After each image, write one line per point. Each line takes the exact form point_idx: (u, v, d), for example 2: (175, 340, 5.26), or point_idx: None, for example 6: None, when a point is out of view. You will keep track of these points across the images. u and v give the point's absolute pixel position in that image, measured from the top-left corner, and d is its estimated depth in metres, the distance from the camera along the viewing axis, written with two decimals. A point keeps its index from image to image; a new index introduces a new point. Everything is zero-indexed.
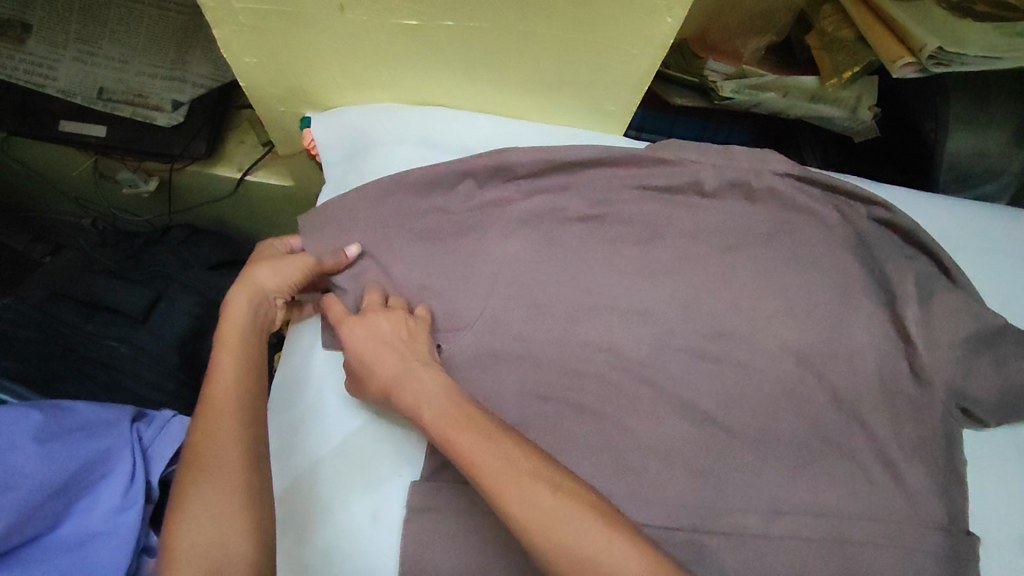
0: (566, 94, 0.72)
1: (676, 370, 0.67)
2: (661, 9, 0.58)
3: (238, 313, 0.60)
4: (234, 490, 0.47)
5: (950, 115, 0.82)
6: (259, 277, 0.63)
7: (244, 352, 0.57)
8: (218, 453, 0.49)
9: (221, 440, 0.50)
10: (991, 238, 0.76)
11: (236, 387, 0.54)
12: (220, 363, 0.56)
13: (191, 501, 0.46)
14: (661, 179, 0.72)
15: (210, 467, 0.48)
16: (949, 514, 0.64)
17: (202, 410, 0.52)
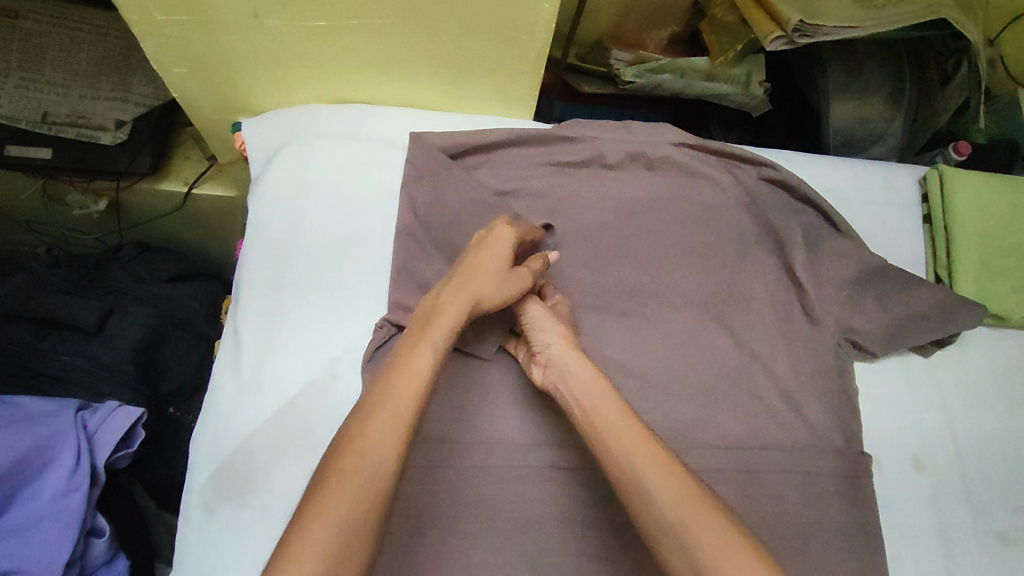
0: (473, 83, 0.78)
1: (588, 326, 0.73)
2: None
3: (454, 314, 0.57)
4: (365, 511, 0.44)
5: (830, 85, 0.91)
6: (488, 281, 0.61)
7: (439, 351, 0.54)
8: (367, 462, 0.46)
9: (374, 451, 0.47)
10: (870, 189, 0.85)
11: (410, 392, 0.50)
12: (416, 356, 0.52)
13: (319, 513, 0.43)
14: (566, 155, 0.79)
15: (367, 477, 0.45)
16: (843, 437, 0.71)
17: (377, 408, 0.49)
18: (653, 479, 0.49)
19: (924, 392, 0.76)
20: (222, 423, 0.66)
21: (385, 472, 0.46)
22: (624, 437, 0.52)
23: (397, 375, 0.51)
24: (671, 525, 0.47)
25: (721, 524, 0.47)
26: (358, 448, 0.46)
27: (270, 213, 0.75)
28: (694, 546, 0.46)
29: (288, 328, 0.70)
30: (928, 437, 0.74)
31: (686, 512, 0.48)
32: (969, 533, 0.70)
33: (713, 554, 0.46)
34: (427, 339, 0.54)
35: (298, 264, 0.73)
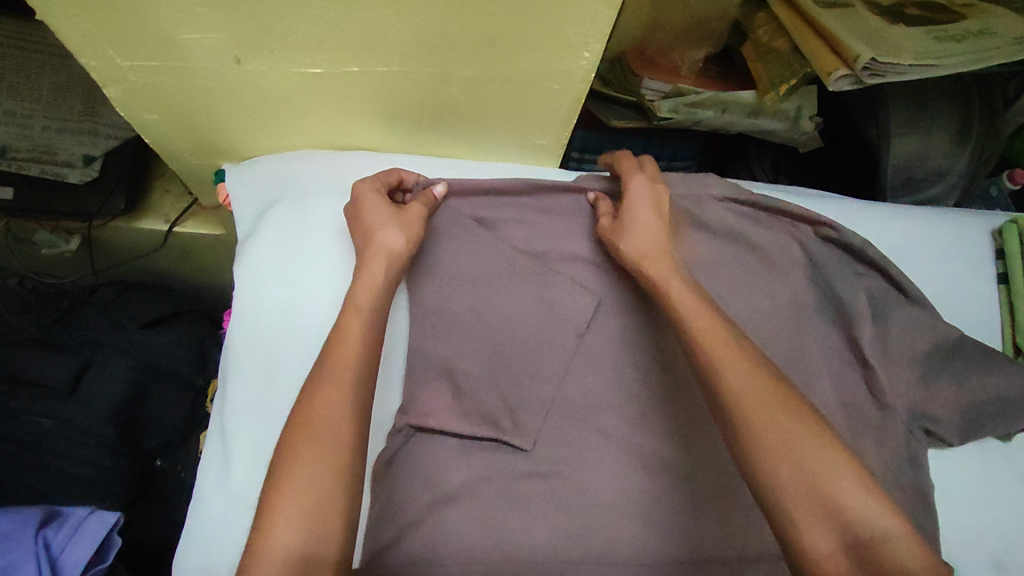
0: (492, 132, 0.68)
1: (631, 418, 0.63)
2: (578, 45, 0.55)
3: (374, 281, 0.56)
4: (326, 463, 0.46)
5: (891, 122, 0.80)
6: (389, 236, 0.58)
7: (374, 310, 0.55)
8: (325, 419, 0.48)
9: (326, 410, 0.48)
10: (940, 247, 0.75)
11: (346, 355, 0.51)
12: (348, 322, 0.53)
13: (286, 474, 0.45)
14: (599, 213, 0.69)
15: (319, 434, 0.47)
16: (923, 543, 0.61)
17: (319, 377, 0.50)
18: (765, 413, 0.47)
19: (1007, 485, 0.67)
20: (211, 543, 0.57)
21: (344, 426, 0.48)
22: (734, 369, 0.50)
23: (332, 343, 0.52)
24: (773, 473, 0.45)
25: (832, 466, 0.45)
26: (310, 415, 0.48)
27: (260, 286, 0.65)
28: (796, 470, 0.45)
29: (279, 427, 0.60)
30: (1014, 537, 0.65)
31: (786, 446, 0.46)
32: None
33: (821, 487, 0.44)
34: (355, 306, 0.55)
35: (291, 348, 0.62)
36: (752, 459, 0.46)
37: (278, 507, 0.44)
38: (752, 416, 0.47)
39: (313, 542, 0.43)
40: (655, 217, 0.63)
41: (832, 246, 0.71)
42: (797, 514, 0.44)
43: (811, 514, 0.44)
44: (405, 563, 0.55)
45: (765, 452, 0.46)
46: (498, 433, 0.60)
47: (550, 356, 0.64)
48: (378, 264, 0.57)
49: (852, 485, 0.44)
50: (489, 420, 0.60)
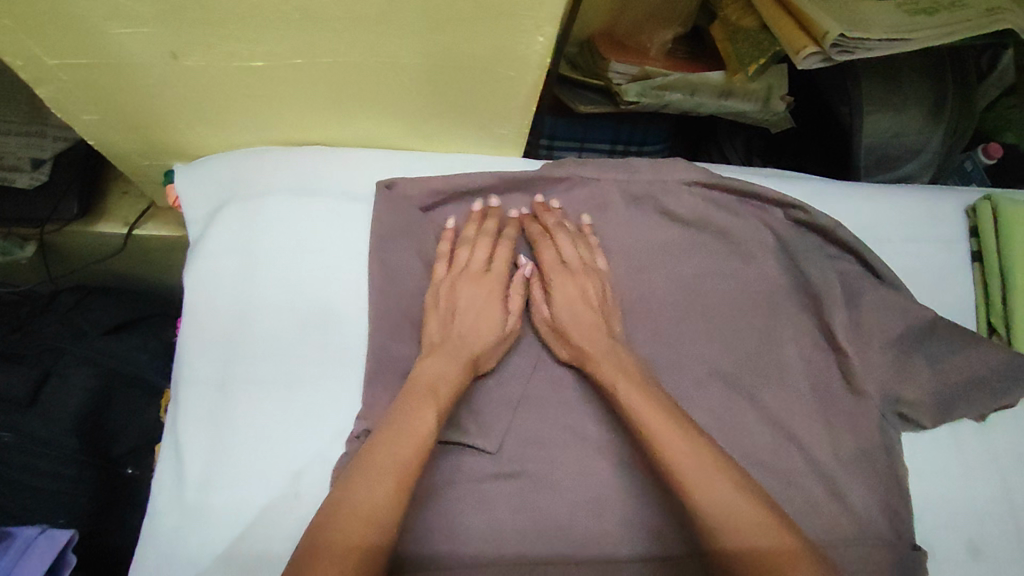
0: (450, 122, 0.65)
1: (601, 412, 0.61)
2: (530, 30, 0.52)
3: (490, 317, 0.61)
4: (364, 560, 0.44)
5: (863, 96, 0.78)
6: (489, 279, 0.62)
7: (442, 410, 0.54)
8: (357, 502, 0.46)
9: (364, 496, 0.47)
10: (911, 223, 0.74)
11: (403, 447, 0.49)
12: (419, 420, 0.52)
13: (319, 567, 0.43)
14: (564, 204, 0.67)
15: (349, 516, 0.46)
16: (894, 527, 0.61)
17: (366, 457, 0.49)
18: (669, 440, 0.52)
19: (985, 465, 0.66)
20: (164, 559, 0.54)
21: (384, 518, 0.46)
22: (642, 411, 0.54)
23: (395, 431, 0.51)
24: (685, 484, 0.50)
25: (736, 488, 0.50)
26: (353, 507, 0.46)
27: (211, 291, 0.63)
28: (717, 495, 0.49)
29: (236, 436, 0.57)
30: (988, 518, 0.64)
31: (698, 470, 0.50)
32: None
33: (721, 508, 0.49)
34: (429, 405, 0.53)
35: (244, 355, 0.60)
36: (664, 470, 0.51)
37: None
38: (660, 443, 0.52)
39: None
40: (582, 310, 0.62)
41: (805, 229, 0.70)
42: (722, 535, 0.48)
43: (734, 531, 0.48)
44: None
45: (703, 496, 0.49)
46: (460, 435, 0.58)
47: (515, 354, 0.62)
48: (454, 373, 0.56)
49: (741, 499, 0.49)
50: (452, 422, 0.59)
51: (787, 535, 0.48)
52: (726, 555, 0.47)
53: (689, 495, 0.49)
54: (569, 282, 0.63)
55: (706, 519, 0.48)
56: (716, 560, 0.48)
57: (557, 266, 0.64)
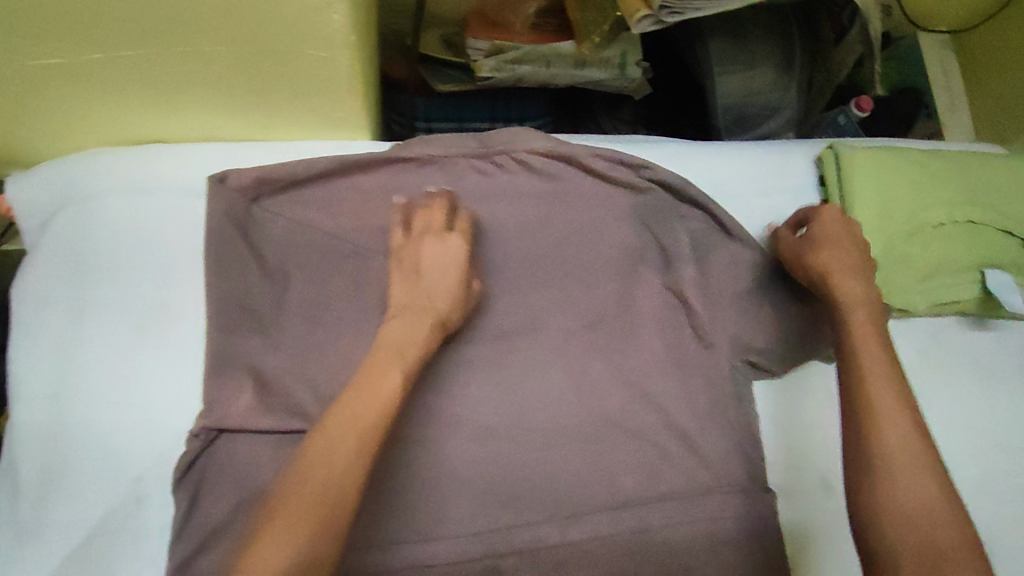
0: (281, 110, 0.63)
1: (452, 387, 0.63)
2: (321, 7, 0.51)
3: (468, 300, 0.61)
4: (311, 531, 0.41)
5: (713, 57, 0.81)
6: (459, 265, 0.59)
7: (411, 369, 0.51)
8: (318, 475, 0.43)
9: (324, 461, 0.44)
10: (762, 177, 0.76)
11: (365, 412, 0.46)
12: (385, 377, 0.49)
13: (268, 538, 0.40)
14: (411, 184, 0.67)
15: (298, 490, 0.42)
16: (746, 472, 0.64)
17: (332, 419, 0.46)
18: (883, 394, 0.51)
19: (837, 405, 0.68)
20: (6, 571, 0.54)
21: (344, 484, 0.43)
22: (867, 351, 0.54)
23: (358, 390, 0.48)
24: (872, 458, 0.49)
25: (920, 463, 0.48)
26: (306, 477, 0.43)
27: (40, 298, 0.61)
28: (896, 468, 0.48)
29: (73, 446, 0.56)
30: (844, 458, 0.67)
31: (889, 405, 0.50)
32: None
33: (904, 478, 0.48)
34: (394, 367, 0.50)
35: (78, 363, 0.58)
36: (862, 407, 0.51)
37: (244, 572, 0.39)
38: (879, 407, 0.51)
39: None
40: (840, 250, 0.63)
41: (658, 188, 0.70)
42: (886, 514, 0.47)
43: (894, 510, 0.47)
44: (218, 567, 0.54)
45: (891, 451, 0.49)
46: (308, 424, 0.59)
47: (366, 338, 0.62)
48: (422, 333, 0.54)
49: (912, 462, 0.48)
50: (300, 412, 0.59)
51: (945, 503, 0.47)
52: (887, 529, 0.47)
53: (885, 463, 0.48)
54: (854, 275, 0.60)
55: (889, 488, 0.48)
56: (877, 531, 0.47)
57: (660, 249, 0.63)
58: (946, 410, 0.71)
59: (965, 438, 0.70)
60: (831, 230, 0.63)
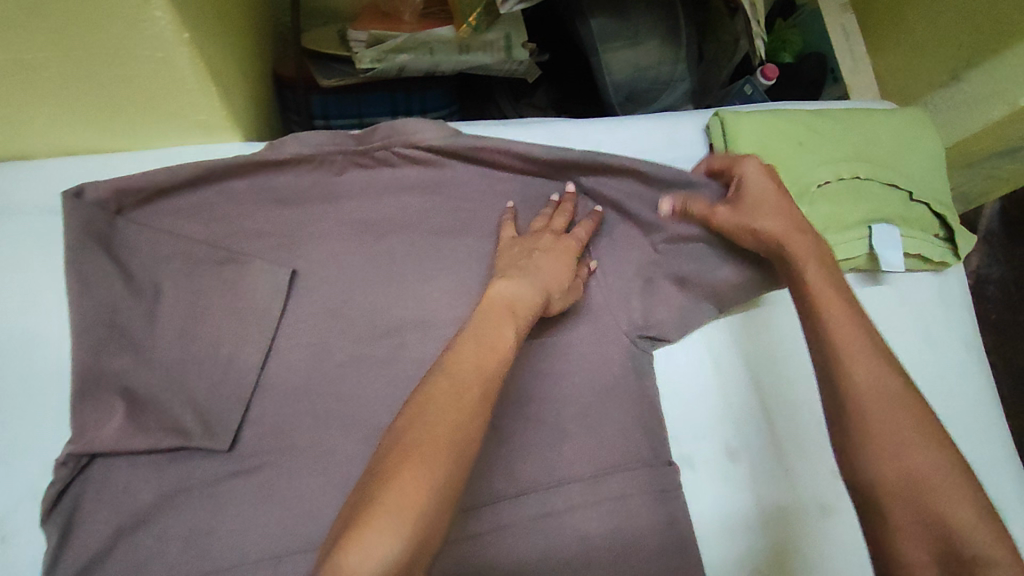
0: (136, 116, 0.60)
1: (341, 387, 0.62)
2: (139, 5, 0.47)
3: (564, 268, 0.61)
4: (463, 457, 0.41)
5: (596, 36, 0.80)
6: (556, 262, 0.61)
7: (520, 327, 0.52)
8: (461, 422, 0.42)
9: (452, 409, 0.42)
10: (653, 149, 0.76)
11: (485, 358, 0.46)
12: (501, 334, 0.49)
13: (406, 472, 0.39)
14: (281, 183, 0.64)
15: (450, 433, 0.41)
16: (648, 445, 0.65)
17: (456, 363, 0.45)
18: (849, 337, 0.51)
19: (735, 382, 0.70)
20: None
21: (472, 425, 0.42)
22: (829, 301, 0.54)
23: (481, 340, 0.47)
24: (849, 396, 0.49)
25: (902, 401, 0.48)
26: (438, 409, 0.42)
27: None
28: (875, 403, 0.48)
29: None
30: (749, 434, 0.68)
31: (871, 368, 0.50)
32: (800, 530, 0.66)
33: (885, 416, 0.48)
34: (507, 323, 0.50)
35: None
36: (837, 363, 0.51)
37: (360, 541, 0.36)
38: (846, 344, 0.51)
39: None
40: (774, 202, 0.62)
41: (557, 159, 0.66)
42: (881, 454, 0.47)
43: (887, 445, 0.47)
44: None
45: (875, 406, 0.48)
46: (186, 440, 0.56)
47: (247, 345, 0.60)
48: (533, 296, 0.55)
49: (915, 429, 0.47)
50: (176, 428, 0.57)
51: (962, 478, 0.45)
52: (881, 467, 0.47)
53: (858, 403, 0.49)
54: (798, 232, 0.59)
55: (865, 422, 0.48)
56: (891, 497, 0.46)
57: (569, 237, 0.65)
58: None
59: None
60: (754, 184, 0.61)
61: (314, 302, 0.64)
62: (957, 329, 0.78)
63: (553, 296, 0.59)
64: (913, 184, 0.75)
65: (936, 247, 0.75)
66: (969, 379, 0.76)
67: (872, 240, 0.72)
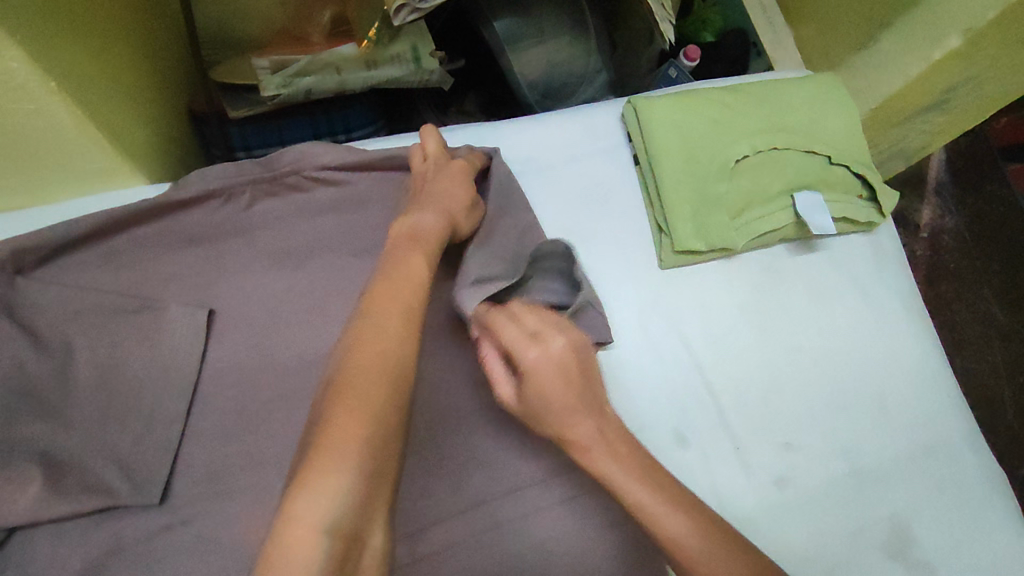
0: (26, 169, 0.59)
1: (273, 422, 0.60)
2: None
3: (458, 187, 0.61)
4: (402, 381, 0.38)
5: (502, 38, 0.81)
6: (450, 184, 0.61)
7: (433, 250, 0.50)
8: (387, 347, 0.39)
9: (380, 339, 0.39)
10: (572, 144, 0.76)
11: (405, 288, 0.43)
12: (412, 258, 0.47)
13: (344, 408, 0.36)
14: (189, 222, 0.63)
15: (382, 358, 0.38)
16: None
17: (376, 296, 0.42)
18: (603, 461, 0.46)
19: (684, 369, 0.69)
20: None
21: (407, 355, 0.39)
22: (550, 390, 0.46)
23: (399, 269, 0.45)
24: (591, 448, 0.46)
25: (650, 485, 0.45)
26: (361, 339, 0.39)
27: None
28: (641, 496, 0.45)
29: None
30: (700, 423, 0.68)
31: (588, 434, 0.46)
32: (753, 526, 0.65)
33: (635, 492, 0.45)
34: (419, 249, 0.49)
35: None
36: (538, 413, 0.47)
37: (307, 503, 0.33)
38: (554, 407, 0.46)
39: (326, 534, 0.33)
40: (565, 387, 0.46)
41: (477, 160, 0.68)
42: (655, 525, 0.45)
43: (648, 510, 0.45)
44: None
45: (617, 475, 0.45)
46: (113, 499, 0.54)
47: (169, 391, 0.59)
48: (436, 224, 0.54)
49: (664, 512, 0.45)
50: (100, 488, 0.54)
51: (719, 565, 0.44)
52: (666, 536, 0.44)
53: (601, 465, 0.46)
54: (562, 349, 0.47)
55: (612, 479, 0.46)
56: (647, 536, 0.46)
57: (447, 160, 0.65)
58: (785, 347, 0.73)
59: (798, 364, 0.72)
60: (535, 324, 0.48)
61: (237, 337, 0.62)
62: (894, 285, 0.78)
63: (458, 218, 0.59)
64: (831, 148, 0.76)
65: (863, 208, 0.77)
66: (911, 337, 0.76)
67: (798, 207, 0.73)
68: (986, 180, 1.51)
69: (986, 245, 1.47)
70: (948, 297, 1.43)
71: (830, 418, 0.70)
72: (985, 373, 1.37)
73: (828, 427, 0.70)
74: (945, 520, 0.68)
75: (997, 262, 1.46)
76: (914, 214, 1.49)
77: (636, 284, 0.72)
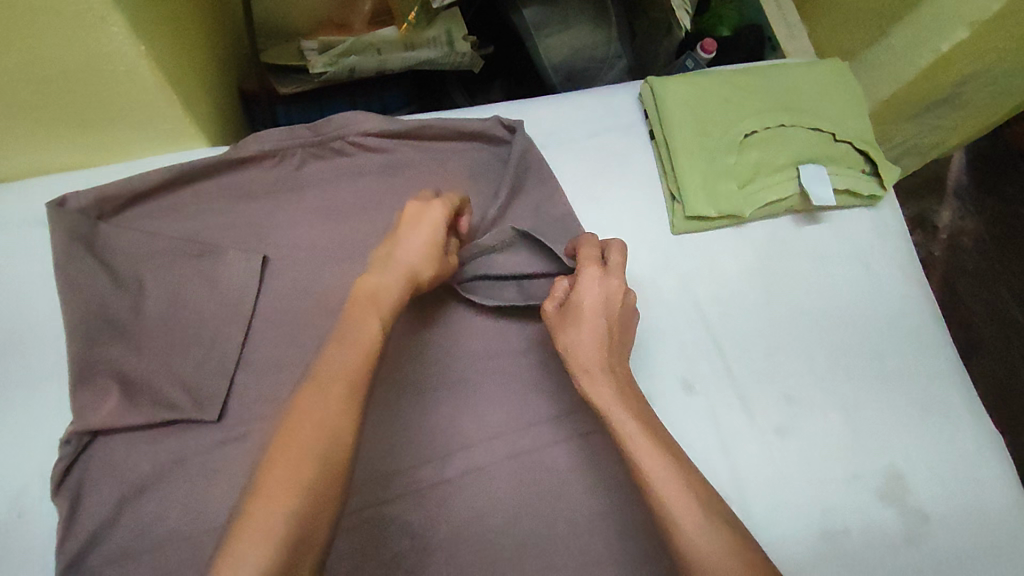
0: (108, 126, 0.67)
1: (318, 356, 0.67)
2: (97, 22, 0.53)
3: (427, 241, 0.59)
4: (328, 469, 0.44)
5: (530, 22, 0.89)
6: (419, 239, 0.59)
7: (385, 317, 0.53)
8: (320, 421, 0.46)
9: (316, 414, 0.46)
10: (592, 120, 0.82)
11: (353, 367, 0.49)
12: (365, 328, 0.51)
13: (274, 488, 0.43)
14: (247, 178, 0.70)
15: (315, 434, 0.45)
16: None
17: (323, 369, 0.49)
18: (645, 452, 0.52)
19: (694, 326, 0.75)
20: None
21: (339, 429, 0.46)
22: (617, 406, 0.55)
23: (349, 340, 0.50)
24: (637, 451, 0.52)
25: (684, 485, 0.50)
26: (303, 413, 0.46)
27: None
28: (678, 500, 0.49)
29: None
30: (707, 375, 0.73)
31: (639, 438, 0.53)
32: (752, 469, 0.70)
33: (673, 492, 0.50)
34: (374, 315, 0.52)
35: None
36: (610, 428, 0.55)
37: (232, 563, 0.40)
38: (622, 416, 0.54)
39: None
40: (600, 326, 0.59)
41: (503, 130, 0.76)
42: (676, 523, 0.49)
43: (671, 508, 0.49)
44: (116, 554, 0.58)
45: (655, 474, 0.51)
46: (177, 413, 0.61)
47: (226, 324, 0.66)
48: (396, 286, 0.55)
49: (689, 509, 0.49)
50: (167, 403, 0.62)
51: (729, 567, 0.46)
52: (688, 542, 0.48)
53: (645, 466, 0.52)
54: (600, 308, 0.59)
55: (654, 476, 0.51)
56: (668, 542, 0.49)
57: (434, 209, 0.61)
58: (791, 310, 0.78)
59: (802, 326, 0.77)
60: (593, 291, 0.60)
61: (287, 281, 0.69)
62: (897, 257, 0.83)
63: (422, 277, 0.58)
64: (836, 126, 0.81)
65: (867, 184, 0.81)
66: (914, 305, 0.80)
67: (803, 180, 0.78)
68: (1005, 185, 1.54)
69: (1005, 246, 1.50)
70: (964, 296, 1.46)
71: (831, 378, 0.75)
72: (1002, 373, 1.39)
73: (830, 385, 0.75)
74: (938, 478, 0.72)
75: (1015, 265, 1.48)
76: (933, 215, 1.52)
77: (650, 249, 0.77)
